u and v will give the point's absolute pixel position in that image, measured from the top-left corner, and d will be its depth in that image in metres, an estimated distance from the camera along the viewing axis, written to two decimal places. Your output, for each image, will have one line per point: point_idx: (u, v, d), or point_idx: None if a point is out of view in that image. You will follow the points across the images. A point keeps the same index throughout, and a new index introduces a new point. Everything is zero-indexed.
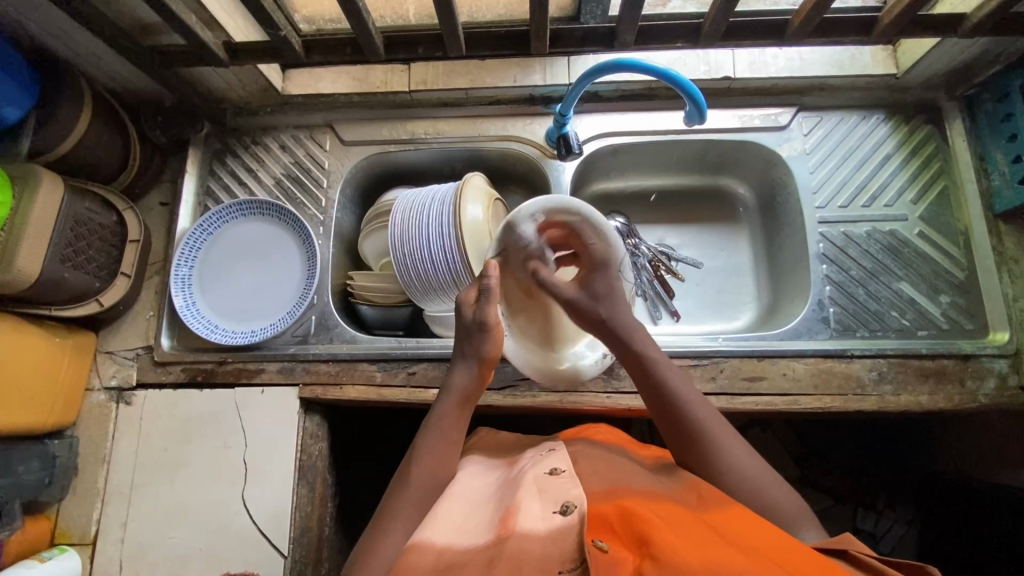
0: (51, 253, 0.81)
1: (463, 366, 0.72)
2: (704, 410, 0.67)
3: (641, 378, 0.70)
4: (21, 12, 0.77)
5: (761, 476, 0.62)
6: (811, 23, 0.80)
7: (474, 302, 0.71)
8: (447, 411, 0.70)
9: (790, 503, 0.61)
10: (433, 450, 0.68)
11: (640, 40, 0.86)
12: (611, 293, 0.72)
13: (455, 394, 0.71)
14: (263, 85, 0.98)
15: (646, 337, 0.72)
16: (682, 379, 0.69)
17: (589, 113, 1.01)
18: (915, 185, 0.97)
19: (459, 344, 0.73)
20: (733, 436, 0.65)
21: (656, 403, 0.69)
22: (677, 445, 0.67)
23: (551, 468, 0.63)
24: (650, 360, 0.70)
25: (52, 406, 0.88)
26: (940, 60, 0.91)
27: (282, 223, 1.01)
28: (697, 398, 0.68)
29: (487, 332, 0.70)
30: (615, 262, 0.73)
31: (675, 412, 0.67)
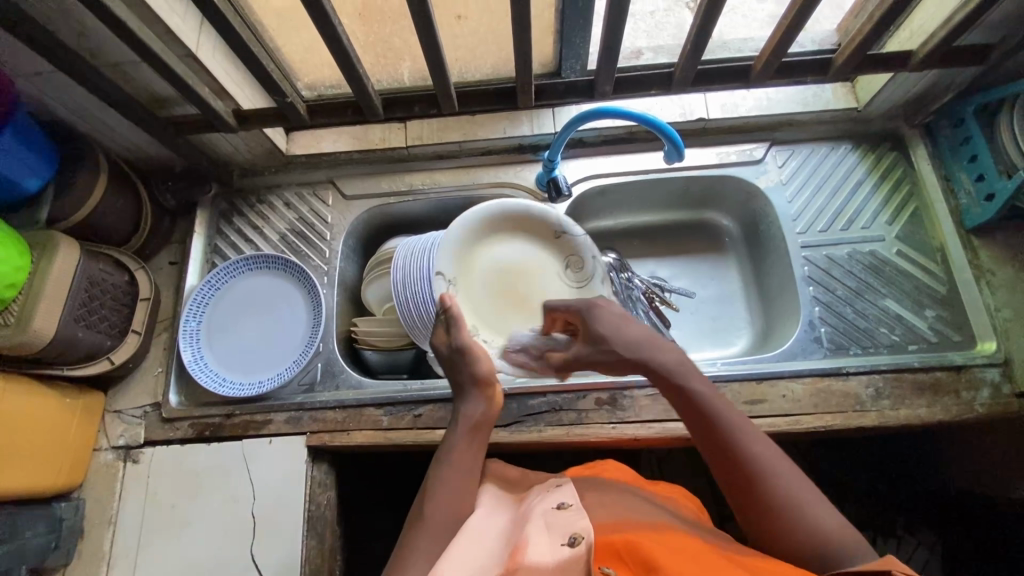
0: (66, 314, 0.84)
1: (469, 397, 0.76)
2: (760, 443, 0.63)
3: (688, 412, 0.67)
4: (48, 92, 0.83)
5: (816, 504, 0.59)
6: (771, 67, 0.88)
7: (445, 336, 0.79)
8: (461, 443, 0.72)
9: (840, 532, 0.57)
10: (452, 484, 0.68)
11: (618, 90, 0.94)
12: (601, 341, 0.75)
13: (465, 423, 0.74)
14: (269, 147, 1.05)
15: (685, 368, 0.70)
16: (729, 408, 0.66)
17: (575, 158, 1.08)
18: (888, 207, 1.02)
19: (454, 381, 0.78)
20: (783, 465, 0.62)
21: (700, 432, 0.66)
22: (723, 475, 0.64)
23: (558, 502, 0.62)
24: (689, 390, 0.67)
25: (60, 466, 0.89)
26: (895, 94, 0.99)
27: (288, 275, 1.04)
28: (750, 431, 0.64)
29: (469, 355, 0.77)
30: (597, 310, 0.78)
31: (727, 442, 0.64)
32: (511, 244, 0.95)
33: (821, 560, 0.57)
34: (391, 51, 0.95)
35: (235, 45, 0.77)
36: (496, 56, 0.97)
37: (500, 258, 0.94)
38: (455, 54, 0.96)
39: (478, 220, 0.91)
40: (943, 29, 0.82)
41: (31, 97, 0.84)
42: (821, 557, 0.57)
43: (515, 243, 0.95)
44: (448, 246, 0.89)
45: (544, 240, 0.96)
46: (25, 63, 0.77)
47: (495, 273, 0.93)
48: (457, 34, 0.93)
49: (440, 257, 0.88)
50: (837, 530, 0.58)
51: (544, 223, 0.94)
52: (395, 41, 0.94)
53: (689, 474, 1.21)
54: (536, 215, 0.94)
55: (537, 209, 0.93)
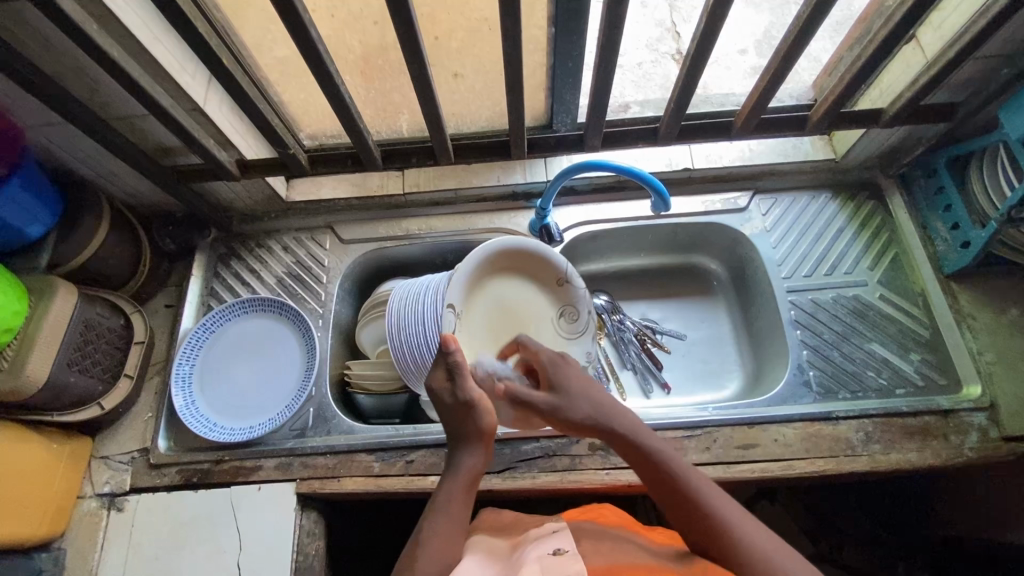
0: (60, 359, 0.84)
1: (472, 448, 0.72)
2: (717, 497, 0.63)
3: (642, 469, 0.67)
4: (57, 143, 0.86)
5: (787, 558, 0.58)
6: (750, 122, 0.93)
7: (448, 384, 0.73)
8: (457, 495, 0.69)
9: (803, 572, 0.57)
10: (443, 538, 0.66)
11: (606, 144, 0.98)
12: (574, 392, 0.73)
13: (461, 476, 0.71)
14: (269, 193, 1.08)
15: (640, 427, 0.70)
16: (682, 463, 0.66)
17: (567, 205, 1.12)
18: (869, 253, 1.05)
19: (455, 430, 0.73)
20: (748, 519, 0.61)
21: (661, 489, 0.65)
22: (691, 530, 0.63)
23: (554, 547, 0.63)
24: (645, 450, 0.67)
25: (42, 515, 0.87)
26: (870, 147, 1.04)
27: (284, 319, 1.05)
28: (706, 485, 0.64)
29: (474, 408, 0.72)
30: (561, 362, 0.78)
31: (687, 496, 0.63)
32: (510, 283, 0.95)
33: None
34: (391, 105, 1.00)
35: (241, 101, 0.80)
36: (490, 110, 1.02)
37: (502, 298, 0.94)
38: (452, 109, 1.01)
39: (482, 260, 0.90)
40: (910, 90, 0.87)
41: (40, 147, 0.87)
42: None
43: (513, 282, 0.95)
44: (460, 280, 0.88)
45: (543, 278, 0.96)
46: (37, 115, 0.80)
47: (499, 314, 0.93)
48: (454, 90, 0.98)
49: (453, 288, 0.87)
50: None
51: (539, 259, 0.94)
52: (395, 96, 0.99)
53: None
54: (543, 259, 0.94)
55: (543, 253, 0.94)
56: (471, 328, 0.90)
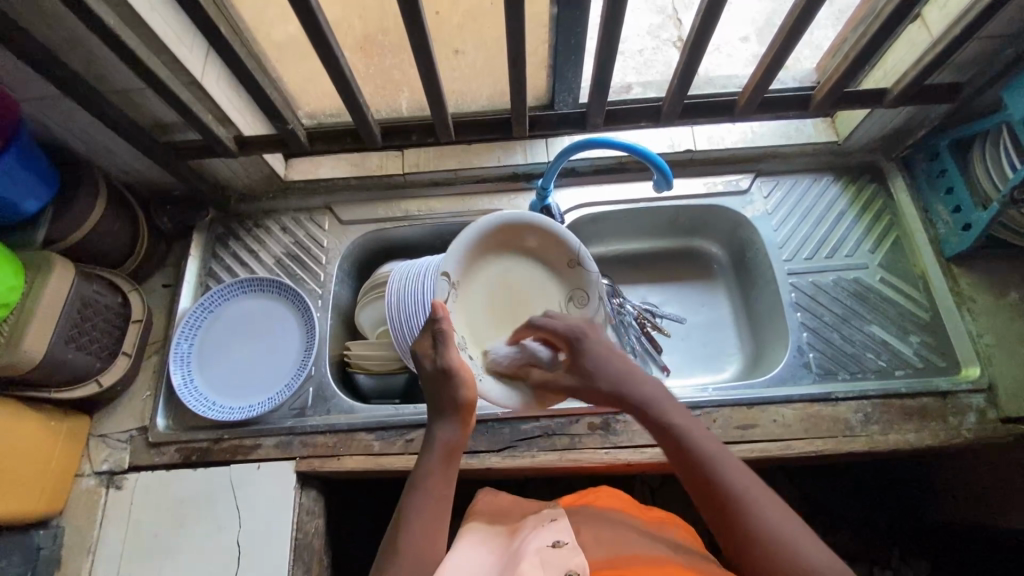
0: (57, 334, 0.83)
1: (447, 422, 0.73)
2: (733, 468, 0.62)
3: (665, 440, 0.67)
4: (53, 117, 0.85)
5: (800, 535, 0.56)
6: (754, 101, 0.92)
7: (431, 351, 0.75)
8: (436, 471, 0.69)
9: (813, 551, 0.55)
10: (426, 516, 0.65)
11: (609, 122, 0.97)
12: (594, 370, 0.74)
13: (438, 449, 0.71)
14: (267, 172, 1.07)
15: (665, 398, 0.70)
16: (704, 435, 0.65)
17: (567, 186, 1.11)
18: (870, 236, 1.05)
19: (434, 402, 0.74)
20: (764, 495, 0.60)
21: (678, 460, 0.65)
22: (703, 503, 0.62)
23: (553, 539, 0.62)
24: (667, 419, 0.68)
25: (40, 492, 0.87)
26: (873, 129, 1.03)
27: (283, 299, 1.05)
28: (725, 457, 0.63)
29: (452, 377, 0.73)
30: (584, 334, 0.78)
31: (703, 467, 0.62)
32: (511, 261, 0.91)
33: None
34: (391, 83, 0.99)
35: (240, 75, 0.79)
36: (492, 88, 1.01)
37: (505, 274, 0.90)
38: (453, 86, 1.00)
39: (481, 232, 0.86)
40: (914, 69, 0.87)
41: (35, 122, 0.86)
42: None
43: (521, 262, 0.92)
44: (458, 248, 0.84)
45: (553, 262, 0.92)
46: (32, 88, 0.79)
47: (502, 291, 0.89)
48: (455, 68, 0.97)
49: (451, 254, 0.83)
50: (829, 566, 0.54)
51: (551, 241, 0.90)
52: (395, 74, 0.97)
53: (684, 503, 1.19)
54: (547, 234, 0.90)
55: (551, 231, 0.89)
56: (466, 301, 0.86)
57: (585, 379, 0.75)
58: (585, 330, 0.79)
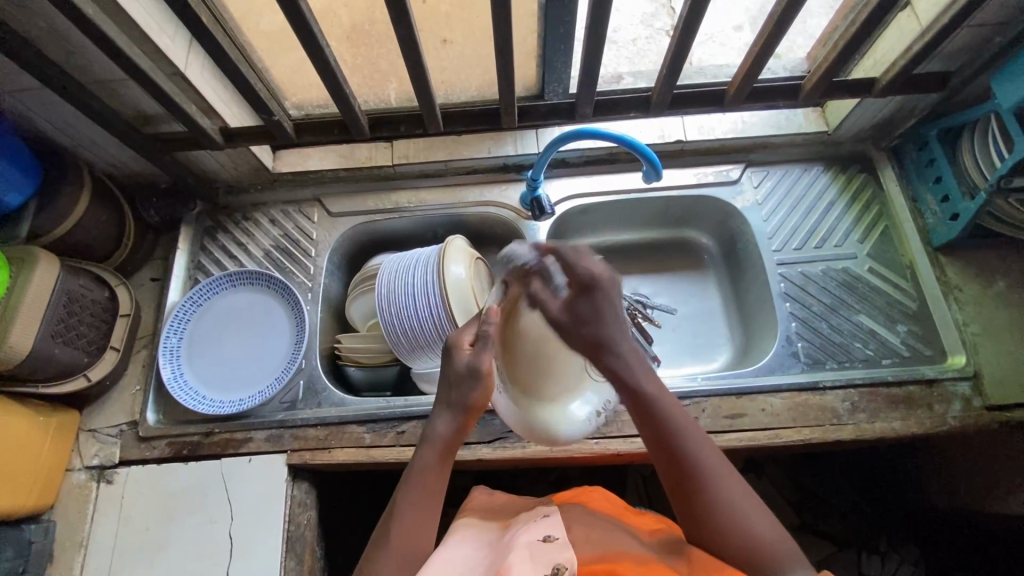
0: (43, 329, 0.83)
1: (448, 418, 0.72)
2: (702, 447, 0.65)
3: (637, 411, 0.68)
4: (33, 109, 0.84)
5: (756, 510, 0.61)
6: (744, 90, 0.91)
7: (471, 347, 0.73)
8: (431, 465, 0.70)
9: (765, 528, 0.60)
10: (416, 510, 0.66)
11: (598, 112, 0.97)
12: (595, 317, 0.70)
13: (437, 445, 0.71)
14: (255, 164, 1.06)
15: (642, 369, 0.69)
16: (676, 410, 0.67)
17: (558, 177, 1.11)
18: (860, 226, 1.06)
19: (443, 397, 0.73)
20: (726, 471, 0.64)
21: (648, 432, 0.67)
22: (668, 472, 0.65)
23: (543, 534, 0.61)
24: (641, 391, 0.68)
25: (30, 487, 0.87)
26: (863, 118, 1.03)
27: (273, 292, 1.04)
28: (694, 433, 0.65)
29: (474, 380, 0.71)
30: (604, 284, 0.72)
31: (672, 443, 0.65)
32: None
33: (749, 562, 0.59)
34: (378, 73, 0.97)
35: (223, 65, 0.78)
36: (480, 79, 1.00)
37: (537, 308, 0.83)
38: (441, 76, 0.99)
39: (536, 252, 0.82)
40: (903, 59, 0.86)
41: (16, 113, 0.85)
42: (759, 565, 0.59)
43: None
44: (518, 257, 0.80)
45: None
46: (11, 80, 0.78)
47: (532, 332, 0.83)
48: (443, 57, 0.96)
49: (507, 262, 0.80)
50: (773, 541, 0.60)
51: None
52: (382, 64, 0.96)
53: None
54: None
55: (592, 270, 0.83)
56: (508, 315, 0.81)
57: (582, 325, 0.71)
58: (606, 284, 0.72)
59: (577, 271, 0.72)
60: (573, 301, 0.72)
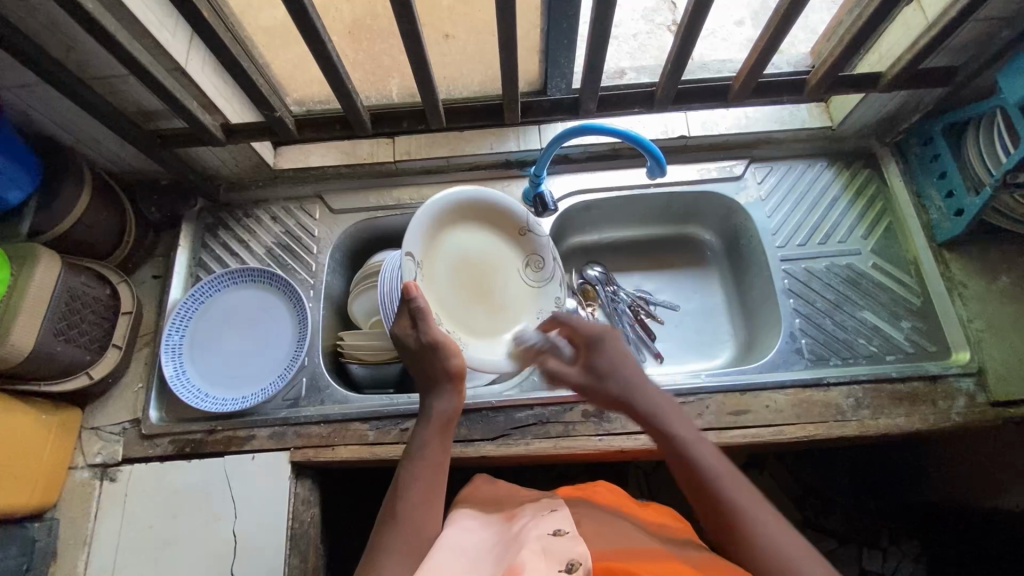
0: (45, 327, 0.83)
1: (442, 393, 0.73)
2: (742, 490, 0.61)
3: (672, 456, 0.66)
4: (33, 105, 0.83)
5: (809, 556, 0.56)
6: (749, 85, 0.90)
7: (412, 328, 0.75)
8: (432, 439, 0.70)
9: (796, 550, 0.56)
10: (421, 488, 0.66)
11: (602, 108, 0.96)
12: (610, 372, 0.73)
13: (435, 420, 0.72)
14: (256, 161, 1.05)
15: (673, 412, 0.69)
16: (712, 451, 0.65)
17: (561, 173, 1.10)
18: (863, 222, 1.05)
19: (424, 375, 0.74)
20: (770, 514, 0.59)
21: (685, 476, 0.64)
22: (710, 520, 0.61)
23: (554, 528, 0.60)
24: (674, 434, 0.66)
25: (34, 485, 0.86)
26: (867, 114, 1.02)
27: (275, 289, 1.04)
28: (731, 475, 0.62)
29: (436, 348, 0.73)
30: (606, 339, 0.75)
31: (710, 484, 0.61)
32: (467, 232, 0.92)
33: None
34: (380, 69, 0.97)
35: (224, 61, 0.78)
36: (483, 74, 0.99)
37: (462, 248, 0.91)
38: (444, 72, 0.98)
39: (441, 207, 0.87)
40: (909, 54, 0.86)
41: (15, 110, 0.84)
42: None
43: (475, 234, 0.92)
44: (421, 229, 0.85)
45: (502, 229, 0.94)
46: (11, 75, 0.77)
47: (466, 271, 0.90)
48: (446, 52, 0.95)
49: (412, 238, 0.83)
50: None
51: (493, 209, 0.93)
52: (384, 59, 0.95)
53: (676, 489, 1.21)
54: (497, 206, 0.93)
55: (506, 205, 0.93)
56: (433, 279, 0.87)
57: (599, 383, 0.73)
58: (614, 337, 0.76)
59: (584, 333, 0.76)
60: (585, 361, 0.75)
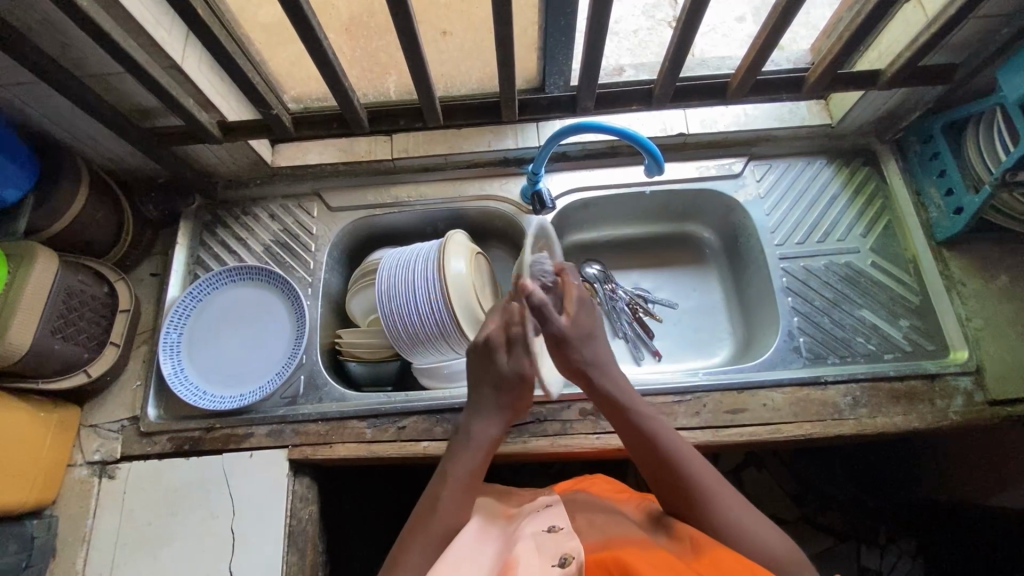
0: (42, 326, 0.83)
1: (496, 417, 0.77)
2: (696, 462, 0.68)
3: (631, 432, 0.72)
4: (29, 103, 0.83)
5: (755, 520, 0.64)
6: (747, 83, 0.90)
7: (508, 348, 0.77)
8: (476, 457, 0.73)
9: (747, 514, 0.64)
10: (456, 498, 0.69)
11: (600, 105, 0.96)
12: (590, 335, 0.78)
13: (486, 440, 0.75)
14: (254, 159, 1.05)
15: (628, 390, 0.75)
16: (666, 429, 0.72)
17: (559, 171, 1.10)
18: (862, 220, 1.05)
19: (488, 396, 0.77)
20: (720, 482, 0.67)
21: (644, 451, 0.70)
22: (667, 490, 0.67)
23: (548, 524, 0.60)
24: (633, 411, 0.72)
25: (33, 482, 0.87)
26: (867, 111, 1.02)
27: (272, 287, 1.04)
28: (685, 449, 0.70)
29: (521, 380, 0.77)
30: (589, 303, 0.81)
31: (668, 458, 0.68)
32: None
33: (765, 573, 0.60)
34: (377, 66, 0.96)
35: (219, 58, 0.77)
36: (481, 72, 0.99)
37: None
38: (441, 69, 0.98)
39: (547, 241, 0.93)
40: (908, 51, 0.85)
41: (12, 108, 0.84)
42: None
43: None
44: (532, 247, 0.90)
45: None
46: (6, 73, 0.77)
47: None
48: (443, 49, 0.95)
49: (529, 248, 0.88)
50: (782, 551, 0.62)
51: None
52: (381, 56, 0.95)
53: None
54: None
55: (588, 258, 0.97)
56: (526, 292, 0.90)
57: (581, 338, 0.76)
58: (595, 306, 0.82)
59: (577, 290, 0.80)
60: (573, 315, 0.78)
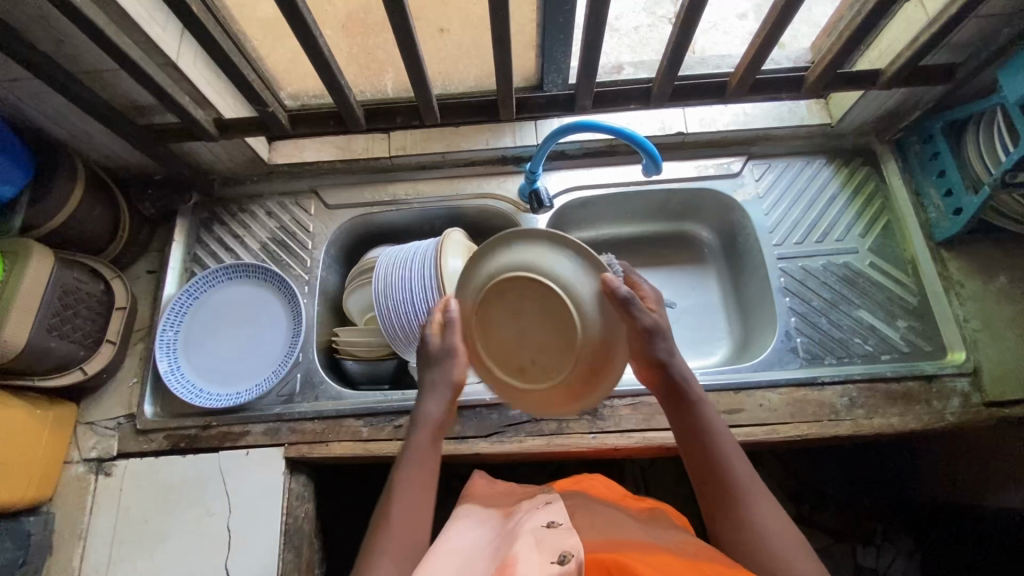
0: (38, 323, 0.83)
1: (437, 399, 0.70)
2: (751, 478, 0.61)
3: (688, 429, 0.65)
4: (24, 100, 0.83)
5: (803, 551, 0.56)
6: (746, 82, 0.90)
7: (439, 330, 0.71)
8: (425, 445, 0.68)
9: (792, 542, 0.56)
10: (413, 493, 0.64)
11: (598, 104, 0.95)
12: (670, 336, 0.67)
13: (429, 425, 0.69)
14: (251, 156, 1.04)
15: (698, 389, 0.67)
16: (728, 437, 0.64)
17: (556, 170, 1.10)
18: (861, 220, 1.05)
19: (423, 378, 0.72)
20: (772, 505, 0.60)
21: (697, 452, 0.64)
22: (709, 495, 0.62)
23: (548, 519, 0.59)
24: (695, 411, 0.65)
25: (29, 479, 0.87)
26: (867, 111, 1.01)
27: (270, 285, 1.04)
28: (745, 462, 0.62)
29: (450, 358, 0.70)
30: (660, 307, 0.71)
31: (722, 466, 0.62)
32: None
33: None
34: (374, 63, 0.96)
35: (214, 56, 0.77)
36: (478, 69, 0.98)
37: None
38: (439, 67, 0.97)
39: None
40: (908, 51, 0.85)
41: (7, 104, 0.83)
42: None
43: None
44: None
45: None
46: (1, 70, 0.77)
47: None
48: (441, 47, 0.94)
49: None
50: None
51: None
52: (379, 53, 0.95)
53: (671, 486, 1.21)
54: None
55: None
56: None
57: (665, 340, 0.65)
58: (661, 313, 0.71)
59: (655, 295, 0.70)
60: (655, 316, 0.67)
